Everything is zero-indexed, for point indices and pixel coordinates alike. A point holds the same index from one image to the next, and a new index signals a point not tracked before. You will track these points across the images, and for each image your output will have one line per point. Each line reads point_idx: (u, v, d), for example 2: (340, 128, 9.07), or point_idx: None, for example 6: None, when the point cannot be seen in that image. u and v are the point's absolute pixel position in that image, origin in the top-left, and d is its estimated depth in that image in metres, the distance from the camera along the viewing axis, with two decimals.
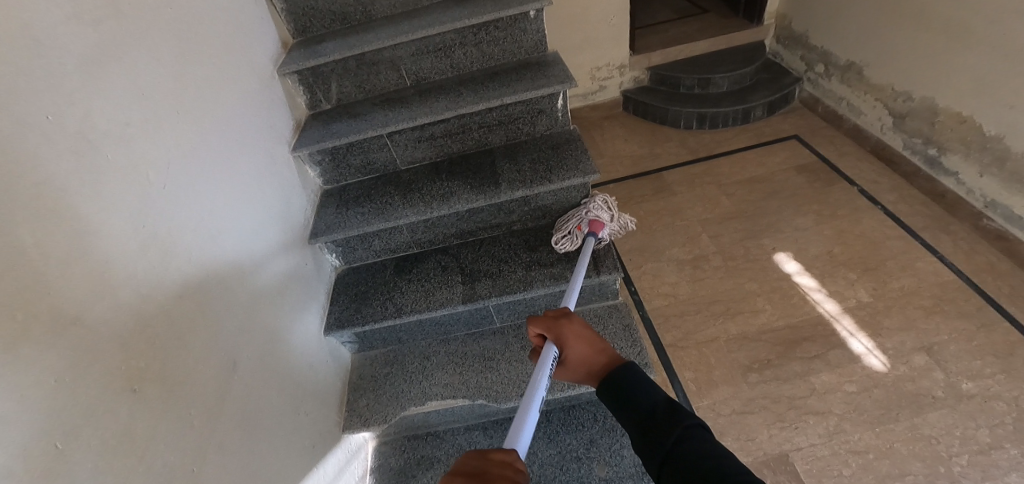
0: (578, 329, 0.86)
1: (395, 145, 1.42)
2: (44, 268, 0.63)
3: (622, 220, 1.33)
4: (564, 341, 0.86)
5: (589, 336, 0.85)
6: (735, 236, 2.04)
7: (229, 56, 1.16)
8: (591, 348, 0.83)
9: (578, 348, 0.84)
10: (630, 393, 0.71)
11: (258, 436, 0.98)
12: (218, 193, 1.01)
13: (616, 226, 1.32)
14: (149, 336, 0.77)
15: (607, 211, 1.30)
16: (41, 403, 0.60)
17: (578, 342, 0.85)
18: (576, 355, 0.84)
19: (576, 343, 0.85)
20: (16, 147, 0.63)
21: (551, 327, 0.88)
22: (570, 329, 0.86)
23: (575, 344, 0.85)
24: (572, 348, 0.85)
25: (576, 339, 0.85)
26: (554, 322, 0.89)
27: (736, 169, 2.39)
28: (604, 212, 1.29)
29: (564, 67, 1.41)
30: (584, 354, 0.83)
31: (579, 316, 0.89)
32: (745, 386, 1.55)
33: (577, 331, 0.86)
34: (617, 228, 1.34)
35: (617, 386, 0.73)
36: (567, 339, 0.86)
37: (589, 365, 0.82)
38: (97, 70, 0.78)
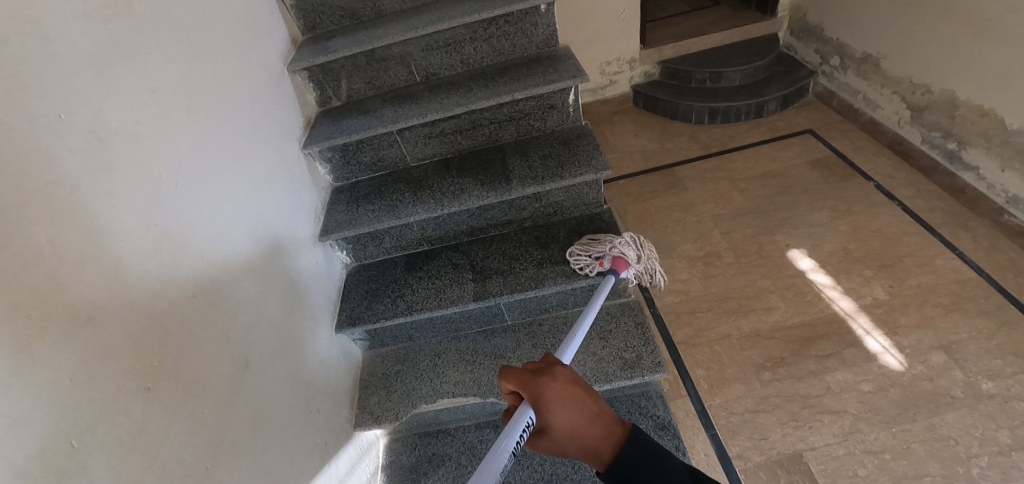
0: (563, 388, 0.78)
1: (405, 142, 1.41)
2: (58, 265, 0.64)
3: (651, 264, 1.22)
4: (548, 402, 0.77)
5: (576, 397, 0.76)
6: (748, 232, 2.01)
7: (239, 54, 1.16)
8: (581, 412, 0.74)
9: (565, 411, 0.75)
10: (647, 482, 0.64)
11: (271, 434, 0.98)
12: (229, 191, 1.01)
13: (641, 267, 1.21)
14: (161, 334, 0.77)
15: (633, 250, 1.20)
16: (55, 401, 0.60)
17: (564, 404, 0.75)
18: (563, 423, 0.75)
19: (561, 406, 0.75)
20: (29, 145, 0.63)
21: (532, 387, 0.79)
22: (554, 389, 0.77)
23: (560, 406, 0.75)
24: (558, 412, 0.75)
25: (561, 401, 0.76)
26: (535, 380, 0.80)
27: (749, 164, 2.35)
28: (630, 253, 1.19)
29: (575, 62, 1.39)
30: (574, 420, 0.74)
31: (564, 372, 0.80)
32: (757, 384, 1.53)
33: (563, 392, 0.77)
34: (645, 270, 1.23)
35: (629, 471, 0.66)
36: (550, 401, 0.76)
37: (580, 434, 0.72)
38: (108, 69, 0.78)
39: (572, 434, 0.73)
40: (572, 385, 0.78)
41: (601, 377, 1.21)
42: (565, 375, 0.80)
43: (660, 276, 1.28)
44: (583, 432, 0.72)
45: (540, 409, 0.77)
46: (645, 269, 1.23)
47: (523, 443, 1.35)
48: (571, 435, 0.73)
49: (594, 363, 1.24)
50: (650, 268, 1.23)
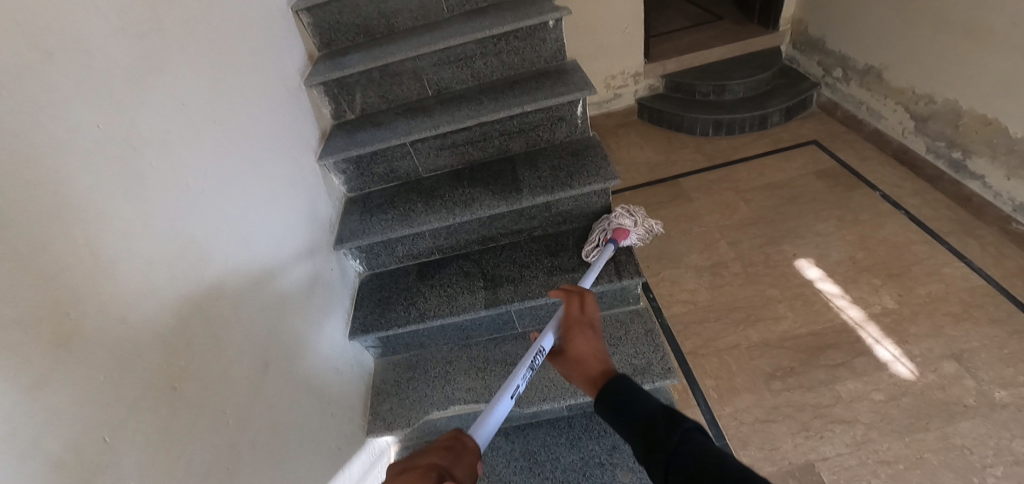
0: (587, 325, 0.91)
1: (418, 153, 1.45)
2: (95, 268, 0.67)
3: (647, 226, 1.30)
4: (573, 332, 0.90)
5: (596, 335, 0.89)
6: (755, 242, 2.03)
7: (260, 68, 1.20)
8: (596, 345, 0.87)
9: (582, 341, 0.88)
10: (625, 405, 0.71)
11: (288, 438, 1.00)
12: (250, 199, 1.05)
13: (641, 230, 1.30)
14: (187, 336, 0.79)
15: (629, 218, 1.28)
16: (89, 398, 0.63)
17: (585, 336, 0.88)
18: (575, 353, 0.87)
19: (583, 336, 0.89)
20: (70, 155, 0.66)
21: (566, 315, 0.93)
22: (581, 323, 0.91)
23: (580, 336, 0.89)
24: (578, 340, 0.88)
25: (584, 333, 0.89)
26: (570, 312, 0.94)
27: (754, 174, 2.38)
28: (626, 220, 1.28)
29: (583, 75, 1.43)
30: (586, 349, 0.86)
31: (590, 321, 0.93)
32: (767, 394, 1.53)
33: (585, 327, 0.90)
34: (644, 234, 1.32)
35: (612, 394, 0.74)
36: (576, 331, 0.90)
37: (586, 358, 0.85)
38: (141, 82, 0.82)
39: (582, 357, 0.85)
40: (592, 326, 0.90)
41: None
42: (594, 318, 0.93)
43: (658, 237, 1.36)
44: (589, 357, 0.84)
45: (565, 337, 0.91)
46: (643, 235, 1.31)
47: (534, 450, 1.35)
48: (579, 359, 0.85)
49: None
50: (648, 228, 1.32)
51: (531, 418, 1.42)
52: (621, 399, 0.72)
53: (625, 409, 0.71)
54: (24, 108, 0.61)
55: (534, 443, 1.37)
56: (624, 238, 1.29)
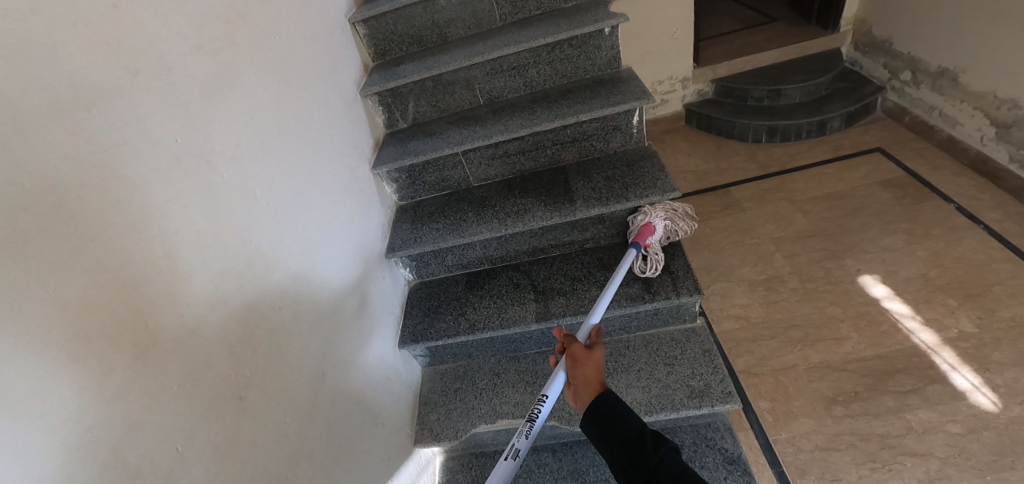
0: (594, 358, 0.96)
1: (470, 162, 1.45)
2: (172, 278, 0.69)
3: (660, 205, 1.25)
4: (579, 361, 0.95)
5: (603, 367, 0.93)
6: (814, 256, 1.91)
7: (319, 79, 1.23)
8: (601, 377, 0.92)
9: (587, 371, 0.92)
10: (612, 425, 0.80)
11: (343, 447, 1.01)
12: (309, 209, 1.06)
13: (660, 217, 1.25)
14: (252, 345, 0.81)
15: (639, 217, 1.27)
16: (165, 407, 0.64)
17: (592, 367, 0.93)
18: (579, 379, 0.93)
19: (588, 367, 0.94)
20: (150, 168, 0.69)
21: (570, 343, 0.97)
22: (587, 355, 0.95)
23: (587, 365, 0.94)
24: (584, 369, 0.93)
25: (590, 363, 0.94)
26: (575, 343, 0.99)
27: (812, 184, 2.24)
28: (642, 219, 1.26)
29: (640, 83, 1.39)
30: (590, 379, 0.91)
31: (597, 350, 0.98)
32: (828, 420, 1.42)
33: (589, 358, 0.94)
34: (666, 213, 1.26)
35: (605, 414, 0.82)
36: (582, 361, 0.95)
37: (586, 385, 0.90)
38: (215, 96, 0.84)
39: (585, 385, 0.90)
40: (599, 360, 0.95)
41: (667, 405, 1.16)
42: (600, 353, 0.97)
43: (687, 208, 1.28)
44: (590, 384, 0.89)
45: (570, 365, 0.96)
46: (664, 212, 1.25)
47: (581, 469, 1.31)
48: (582, 386, 0.91)
49: (660, 390, 1.20)
50: (667, 208, 1.26)
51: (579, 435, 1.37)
52: (610, 420, 0.81)
53: (613, 427, 0.80)
54: (111, 124, 0.64)
55: (581, 461, 1.32)
56: (651, 233, 1.25)
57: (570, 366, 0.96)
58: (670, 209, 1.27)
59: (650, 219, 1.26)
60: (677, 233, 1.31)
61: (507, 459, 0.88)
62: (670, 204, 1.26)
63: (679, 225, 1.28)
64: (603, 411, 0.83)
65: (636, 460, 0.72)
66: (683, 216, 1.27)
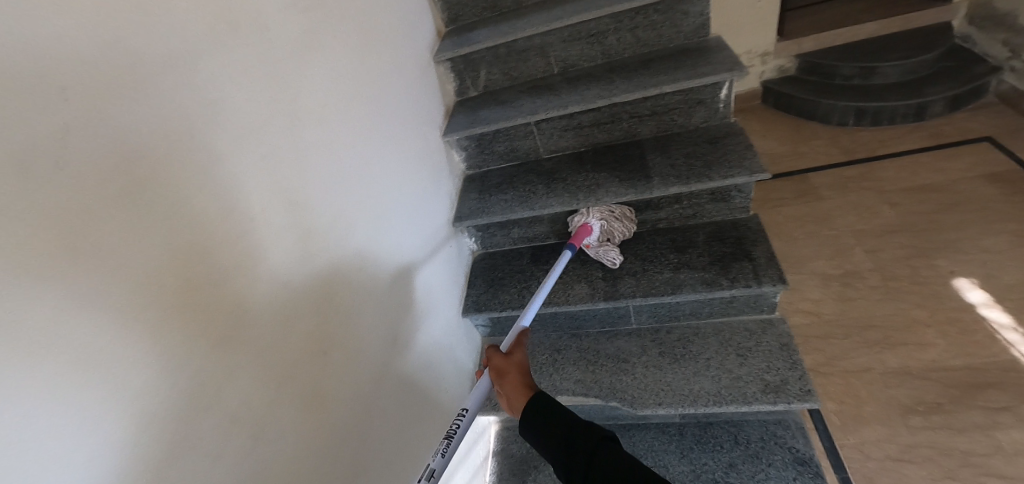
0: (515, 362, 0.90)
1: (541, 133, 1.41)
2: (267, 234, 0.71)
3: (594, 206, 1.25)
4: (503, 371, 0.89)
5: (526, 369, 0.88)
6: (899, 253, 1.74)
7: (398, 42, 1.21)
8: (527, 378, 0.87)
9: (513, 378, 0.87)
10: (542, 418, 0.75)
11: (409, 410, 1.04)
12: (387, 173, 1.07)
13: (593, 217, 1.25)
14: (334, 303, 0.83)
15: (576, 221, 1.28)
16: (258, 358, 0.68)
17: (515, 373, 0.87)
18: (506, 389, 0.87)
19: (513, 373, 0.88)
20: (248, 125, 0.70)
21: (490, 355, 0.92)
22: (508, 362, 0.90)
23: (511, 372, 0.88)
24: (508, 377, 0.87)
25: (513, 369, 0.88)
26: (496, 352, 0.93)
27: (903, 174, 2.03)
28: (579, 221, 1.27)
29: (730, 53, 1.28)
30: (514, 384, 0.85)
31: (519, 354, 0.92)
32: (903, 430, 1.30)
33: (510, 364, 0.89)
34: (604, 215, 1.25)
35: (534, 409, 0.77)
36: (504, 370, 0.89)
37: (514, 392, 0.84)
38: (305, 55, 0.85)
39: (513, 394, 0.85)
40: (521, 363, 0.90)
41: (738, 398, 1.10)
42: (521, 356, 0.92)
43: (620, 206, 1.27)
44: (518, 390, 0.83)
45: (495, 377, 0.90)
46: (600, 212, 1.25)
47: (639, 453, 1.30)
48: (511, 396, 0.85)
49: (730, 381, 1.14)
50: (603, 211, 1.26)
51: (638, 419, 1.37)
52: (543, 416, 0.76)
53: (546, 425, 0.74)
54: (213, 80, 0.65)
55: (639, 445, 1.32)
56: (589, 234, 1.25)
57: (496, 377, 0.90)
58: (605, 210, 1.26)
59: (587, 220, 1.26)
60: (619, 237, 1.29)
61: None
62: (606, 207, 1.25)
63: (619, 223, 1.27)
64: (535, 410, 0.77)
65: (574, 456, 0.69)
66: (620, 218, 1.26)
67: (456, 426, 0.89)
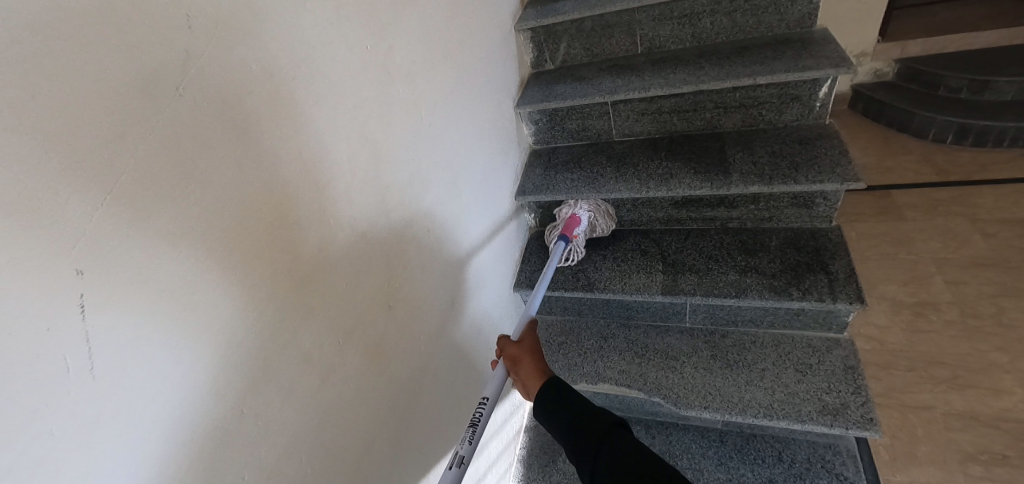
0: (526, 348, 0.90)
1: (617, 115, 1.36)
2: (351, 185, 0.72)
3: (585, 198, 1.29)
4: (517, 359, 0.88)
5: (539, 355, 0.88)
6: (986, 289, 1.58)
7: (486, 6, 1.19)
8: (542, 365, 0.86)
9: (526, 366, 0.86)
10: (558, 412, 0.76)
11: (459, 372, 1.06)
12: (462, 139, 1.06)
13: (580, 209, 1.28)
14: (402, 261, 0.85)
15: (563, 211, 1.30)
16: (333, 303, 0.70)
17: (529, 361, 0.87)
18: (521, 377, 0.87)
19: (526, 361, 0.87)
20: (344, 74, 0.71)
21: (502, 345, 0.90)
22: (521, 350, 0.89)
23: (523, 361, 0.87)
24: (522, 366, 0.87)
25: (526, 357, 0.88)
26: (506, 340, 0.91)
27: (1005, 203, 1.83)
28: (567, 212, 1.29)
29: (837, 48, 1.17)
30: (529, 372, 0.85)
31: (528, 340, 0.91)
32: (960, 477, 1.20)
33: (523, 351, 0.88)
34: (591, 210, 1.30)
35: (544, 392, 0.79)
36: (518, 358, 0.88)
37: (530, 381, 0.85)
38: (402, 9, 0.84)
39: (530, 383, 0.84)
40: (534, 349, 0.89)
41: (791, 414, 1.05)
42: (532, 341, 0.91)
43: (601, 202, 1.32)
44: (533, 379, 0.84)
45: (509, 367, 0.89)
46: (589, 204, 1.29)
47: (675, 453, 1.28)
48: (528, 385, 0.85)
49: (784, 396, 1.08)
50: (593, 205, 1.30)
51: (677, 419, 1.35)
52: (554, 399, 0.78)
53: (558, 409, 0.76)
54: (317, 26, 0.65)
55: (676, 445, 1.30)
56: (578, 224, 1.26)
57: (510, 366, 0.89)
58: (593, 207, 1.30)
59: (575, 212, 1.29)
60: (590, 232, 1.34)
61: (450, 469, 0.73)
62: (595, 201, 1.30)
63: (599, 221, 1.31)
64: (548, 397, 0.78)
65: (584, 441, 0.70)
66: (603, 216, 1.31)
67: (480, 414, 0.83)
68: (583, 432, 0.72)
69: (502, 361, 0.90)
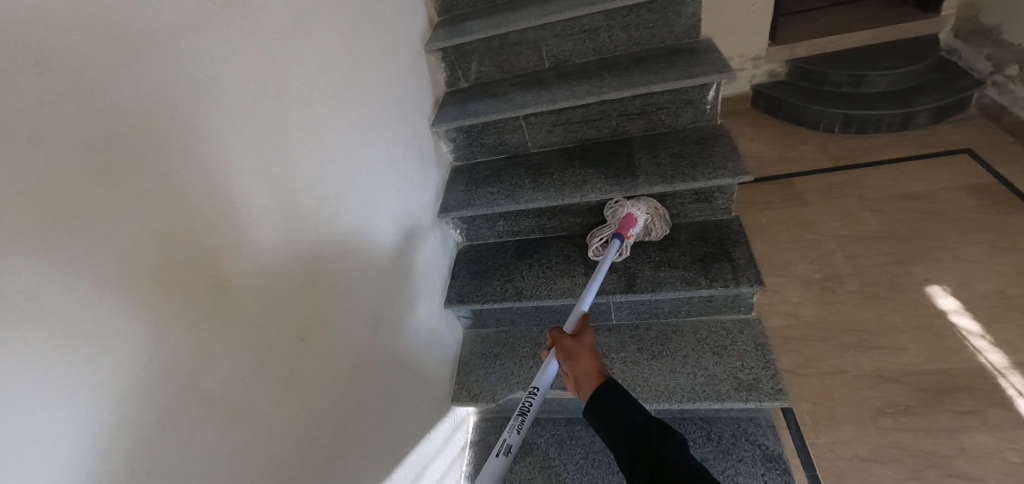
0: (584, 345, 0.92)
1: (530, 128, 1.41)
2: (249, 218, 0.70)
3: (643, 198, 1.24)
4: (573, 353, 0.91)
5: (596, 353, 0.90)
6: (879, 259, 1.76)
7: (391, 29, 1.20)
8: (597, 364, 0.88)
9: (584, 362, 0.88)
10: (616, 415, 0.75)
11: (391, 396, 1.06)
12: (375, 163, 1.06)
13: (638, 211, 1.23)
14: (315, 290, 0.83)
15: (619, 210, 1.25)
16: (235, 340, 0.67)
17: (586, 356, 0.89)
18: (577, 371, 0.88)
19: (584, 356, 0.90)
20: (231, 106, 0.69)
21: (560, 337, 0.93)
22: (578, 344, 0.92)
23: (581, 356, 0.90)
24: (579, 360, 0.89)
25: (583, 352, 0.90)
26: (564, 335, 0.95)
27: (886, 182, 2.05)
28: (620, 211, 1.24)
29: (720, 55, 1.29)
30: (585, 366, 0.87)
31: (588, 339, 0.94)
32: (873, 431, 1.32)
33: (581, 346, 0.91)
34: (648, 213, 1.25)
35: (604, 400, 0.77)
36: (575, 352, 0.91)
37: (584, 375, 0.86)
38: (296, 38, 0.84)
39: (584, 377, 0.86)
40: (592, 346, 0.92)
41: (712, 395, 1.13)
42: (590, 339, 0.94)
43: (658, 206, 1.26)
44: (588, 375, 0.85)
45: (565, 358, 0.92)
46: (645, 206, 1.24)
47: None
48: (581, 378, 0.86)
49: (705, 379, 1.16)
50: (650, 208, 1.25)
51: None
52: (613, 410, 0.76)
53: (616, 420, 0.74)
54: (199, 60, 0.64)
55: None
56: (633, 224, 1.22)
57: (565, 358, 0.92)
58: (652, 210, 1.25)
59: (631, 211, 1.23)
60: (648, 234, 1.29)
61: (497, 456, 0.86)
62: (649, 203, 1.25)
63: (654, 227, 1.26)
64: (603, 397, 0.78)
65: (642, 454, 0.68)
66: (658, 217, 1.26)
67: (529, 402, 0.93)
68: (640, 442, 0.69)
69: (558, 353, 0.94)
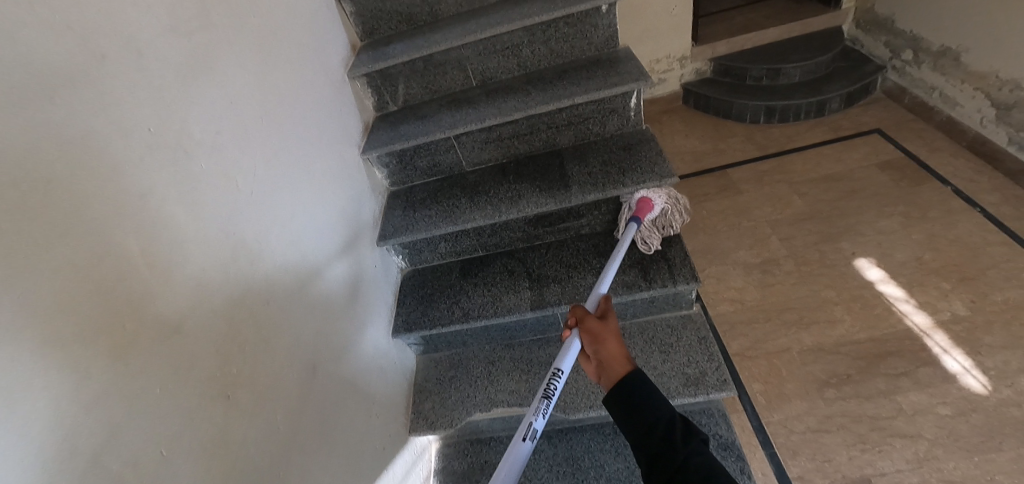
0: (610, 329, 0.92)
1: (462, 146, 1.41)
2: (151, 277, 0.66)
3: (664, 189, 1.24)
4: (598, 336, 0.90)
5: (622, 338, 0.89)
6: (810, 239, 1.86)
7: (305, 59, 1.17)
8: (622, 349, 0.87)
9: (610, 346, 0.88)
10: (639, 406, 0.74)
11: (337, 436, 1.02)
12: (297, 197, 1.03)
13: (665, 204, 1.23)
14: (236, 341, 0.79)
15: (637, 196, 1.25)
16: (147, 409, 0.62)
17: (612, 340, 0.88)
18: (603, 356, 0.87)
19: (609, 341, 0.89)
20: (123, 160, 0.65)
21: (585, 318, 0.93)
22: (604, 328, 0.91)
23: (606, 340, 0.89)
24: (604, 344, 0.88)
25: (609, 336, 0.89)
26: (590, 316, 0.94)
27: (810, 165, 2.19)
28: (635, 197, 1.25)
29: (638, 63, 1.34)
30: (611, 350, 0.87)
31: (613, 323, 0.93)
32: (820, 402, 1.39)
33: (607, 330, 0.90)
34: (670, 202, 1.24)
35: (631, 392, 0.77)
36: (600, 335, 0.90)
37: (609, 360, 0.86)
38: (195, 80, 0.80)
39: (610, 361, 0.85)
40: (617, 331, 0.91)
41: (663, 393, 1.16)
42: (615, 324, 0.93)
43: (682, 197, 1.27)
44: (614, 359, 0.85)
45: (590, 340, 0.92)
46: (666, 195, 1.23)
47: (577, 456, 1.32)
48: (606, 362, 0.86)
49: (655, 377, 1.19)
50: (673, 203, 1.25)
51: (573, 422, 1.38)
52: (636, 403, 0.75)
53: (639, 414, 0.74)
54: (80, 115, 0.60)
55: (577, 448, 1.33)
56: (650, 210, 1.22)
57: (590, 339, 0.92)
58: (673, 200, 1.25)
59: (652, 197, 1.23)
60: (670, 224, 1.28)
61: (522, 438, 0.84)
62: (672, 193, 1.25)
63: (675, 215, 1.26)
64: (630, 389, 0.77)
65: (662, 455, 0.68)
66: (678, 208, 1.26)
67: (550, 382, 0.92)
68: (661, 441, 0.69)
69: (583, 335, 0.93)
